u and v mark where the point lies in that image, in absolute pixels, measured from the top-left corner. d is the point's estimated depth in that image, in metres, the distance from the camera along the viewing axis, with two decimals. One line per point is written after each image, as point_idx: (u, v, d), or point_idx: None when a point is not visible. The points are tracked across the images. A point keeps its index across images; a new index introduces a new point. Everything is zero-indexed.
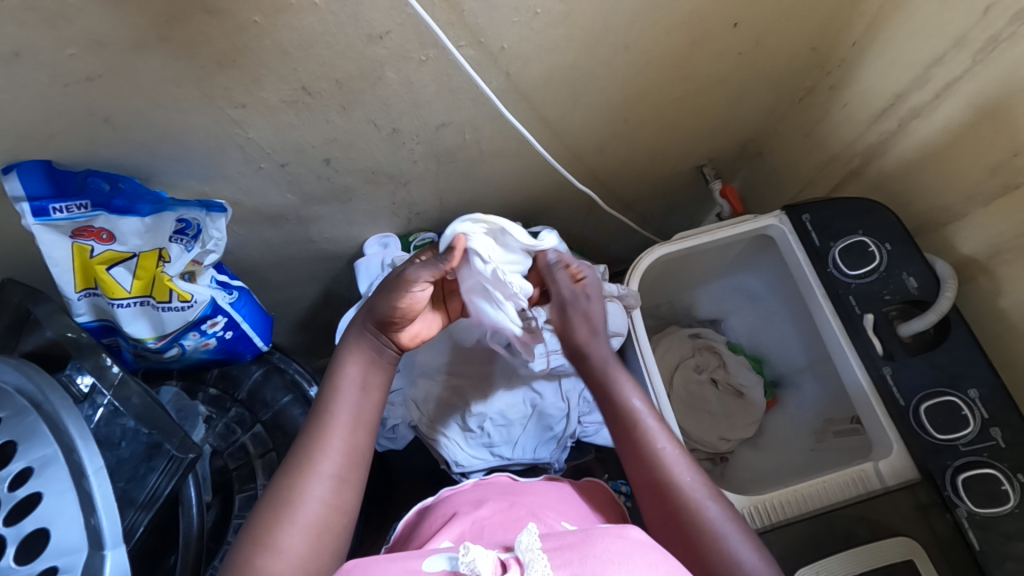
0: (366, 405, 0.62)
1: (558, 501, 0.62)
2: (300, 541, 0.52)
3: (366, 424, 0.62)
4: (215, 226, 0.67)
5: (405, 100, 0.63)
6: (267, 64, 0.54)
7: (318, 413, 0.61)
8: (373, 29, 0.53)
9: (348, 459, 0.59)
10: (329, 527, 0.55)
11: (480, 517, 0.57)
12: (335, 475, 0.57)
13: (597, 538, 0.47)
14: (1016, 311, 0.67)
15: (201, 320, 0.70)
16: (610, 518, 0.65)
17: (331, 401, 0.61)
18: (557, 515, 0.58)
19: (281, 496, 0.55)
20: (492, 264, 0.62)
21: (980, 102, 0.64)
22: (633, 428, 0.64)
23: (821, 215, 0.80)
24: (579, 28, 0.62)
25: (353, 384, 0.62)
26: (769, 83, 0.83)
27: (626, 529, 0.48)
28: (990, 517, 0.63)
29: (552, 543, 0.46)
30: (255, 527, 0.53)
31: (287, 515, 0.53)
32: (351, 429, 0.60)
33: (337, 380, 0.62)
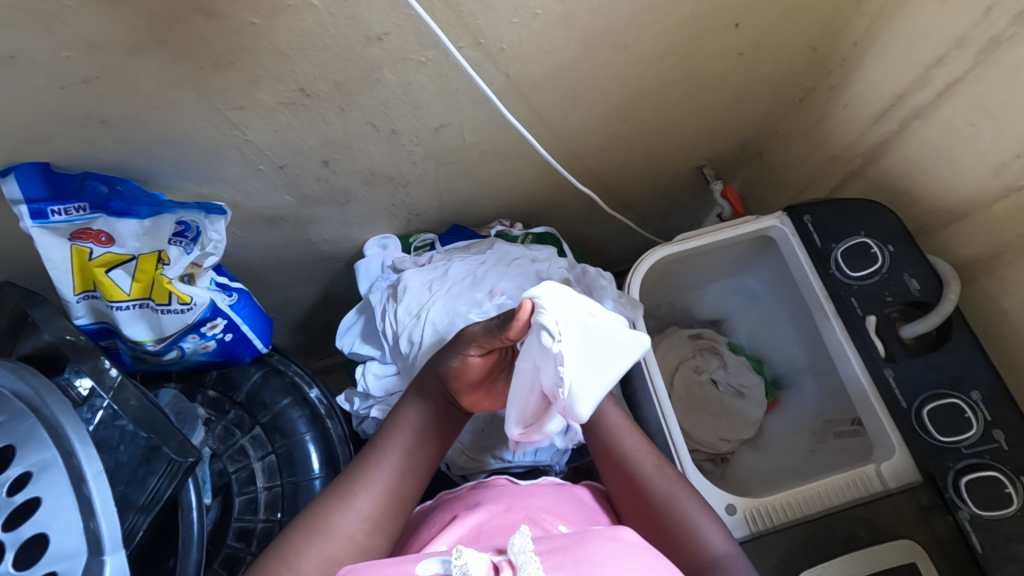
0: (418, 455, 0.63)
1: (557, 504, 0.61)
2: (321, 566, 0.52)
3: (416, 474, 0.62)
4: (215, 228, 0.65)
5: (404, 101, 0.63)
6: (265, 66, 0.53)
7: (368, 450, 0.62)
8: (371, 30, 0.53)
9: (388, 505, 0.58)
10: (350, 563, 0.54)
11: (478, 522, 0.56)
12: (375, 514, 0.57)
13: (590, 540, 0.46)
14: (1018, 313, 0.66)
15: (200, 322, 0.70)
16: (608, 522, 0.64)
17: (384, 442, 0.62)
18: (554, 519, 0.58)
19: (310, 516, 0.55)
20: (557, 342, 0.53)
21: (982, 103, 0.64)
22: (591, 418, 0.71)
23: (823, 216, 0.79)
24: (578, 29, 0.62)
25: (409, 431, 0.64)
26: (770, 83, 0.83)
27: (620, 531, 0.48)
28: (993, 520, 0.63)
29: (544, 546, 0.46)
30: (282, 544, 0.53)
31: (314, 534, 0.54)
32: (399, 476, 0.60)
33: (397, 420, 0.64)
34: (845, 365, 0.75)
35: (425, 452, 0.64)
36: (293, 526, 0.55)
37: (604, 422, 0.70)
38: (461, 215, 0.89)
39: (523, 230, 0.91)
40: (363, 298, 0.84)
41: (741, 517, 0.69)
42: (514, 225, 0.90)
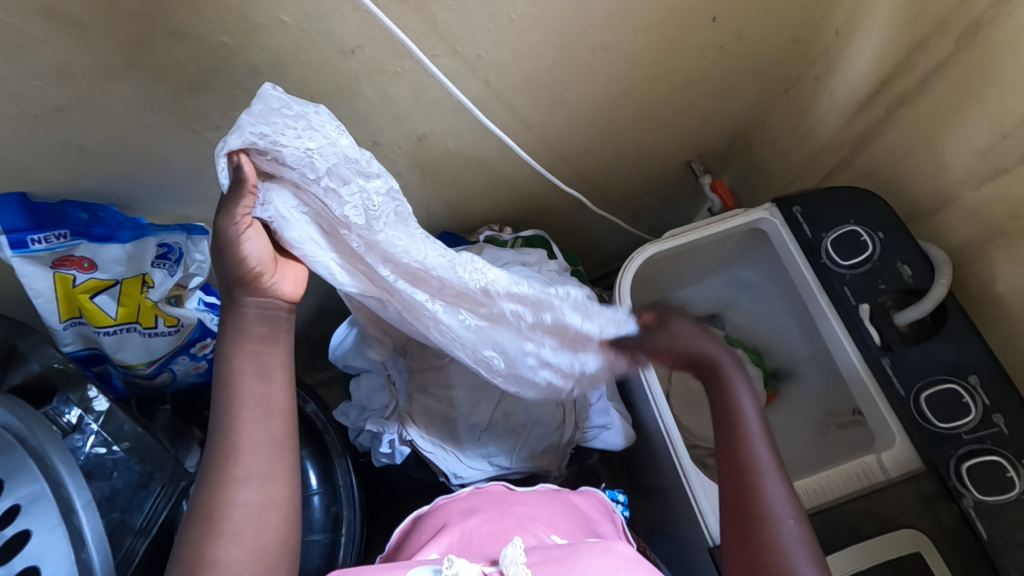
0: (273, 393, 0.54)
1: (549, 509, 0.61)
2: (238, 522, 0.49)
3: (280, 411, 0.54)
4: (199, 248, 0.65)
5: (384, 113, 0.62)
6: (240, 85, 0.53)
7: (217, 411, 0.52)
8: (345, 44, 0.52)
9: (270, 453, 0.52)
10: (264, 523, 0.50)
11: (469, 528, 0.57)
12: (256, 474, 0.51)
13: (582, 551, 0.48)
14: (1013, 296, 0.66)
15: (189, 343, 0.69)
16: (606, 528, 0.64)
17: (233, 399, 0.52)
18: (547, 527, 0.58)
19: (201, 507, 0.49)
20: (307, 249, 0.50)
21: (966, 87, 0.63)
22: (728, 432, 0.59)
23: (813, 208, 0.79)
24: (555, 32, 0.61)
25: (245, 376, 0.52)
26: (754, 75, 0.82)
27: (613, 544, 0.50)
28: (997, 506, 0.63)
29: (537, 557, 0.47)
30: (180, 552, 0.48)
31: (212, 521, 0.49)
32: (262, 423, 0.53)
33: (226, 379, 0.52)
34: (848, 370, 0.74)
35: (279, 385, 0.54)
36: (186, 527, 0.49)
37: (734, 437, 0.58)
38: (450, 222, 0.89)
39: (514, 234, 0.91)
40: None
41: None
42: (504, 229, 0.91)
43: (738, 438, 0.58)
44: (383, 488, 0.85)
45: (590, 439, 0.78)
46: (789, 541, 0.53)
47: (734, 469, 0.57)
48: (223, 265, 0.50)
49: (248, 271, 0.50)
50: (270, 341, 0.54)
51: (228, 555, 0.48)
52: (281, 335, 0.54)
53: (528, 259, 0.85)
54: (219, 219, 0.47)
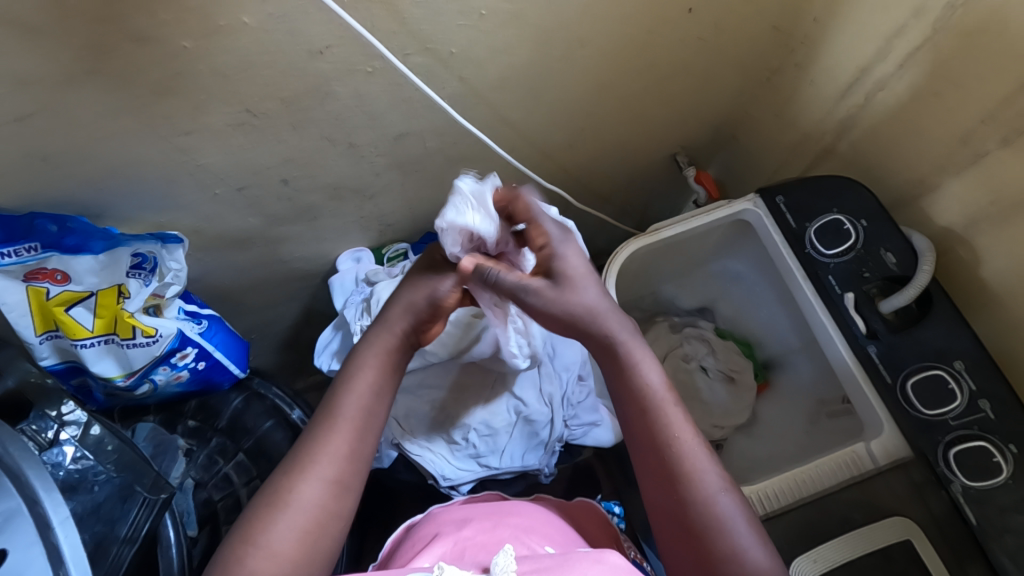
0: (374, 410, 0.57)
1: (544, 519, 0.63)
2: (297, 521, 0.50)
3: (372, 427, 0.57)
4: (173, 257, 0.64)
5: (358, 113, 0.61)
6: (206, 89, 0.52)
7: (323, 410, 0.56)
8: (313, 44, 0.51)
9: (351, 465, 0.54)
10: (324, 529, 0.51)
11: (463, 537, 0.57)
12: (335, 479, 0.53)
13: (574, 562, 0.49)
14: (996, 280, 0.65)
15: (169, 353, 0.68)
16: (598, 542, 0.66)
17: (340, 400, 0.56)
18: (541, 538, 0.58)
19: (274, 492, 0.51)
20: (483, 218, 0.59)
21: (944, 71, 0.63)
22: (646, 408, 0.57)
23: (796, 198, 0.78)
24: (529, 27, 0.60)
25: (364, 381, 0.58)
26: (735, 66, 0.81)
27: (605, 554, 0.50)
28: (985, 491, 0.62)
29: (527, 567, 0.48)
30: (244, 524, 0.50)
31: (281, 506, 0.50)
32: (356, 434, 0.55)
33: (348, 382, 0.58)
34: (837, 363, 0.74)
35: (383, 407, 0.59)
36: (257, 505, 0.51)
37: (653, 411, 0.57)
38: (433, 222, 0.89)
39: None
40: (338, 313, 0.84)
41: None
42: None
43: (657, 416, 0.57)
44: (374, 492, 0.85)
45: (577, 436, 0.78)
46: (724, 511, 0.52)
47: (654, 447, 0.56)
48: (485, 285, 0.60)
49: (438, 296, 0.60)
50: (392, 367, 0.60)
51: (279, 547, 0.48)
52: (400, 364, 0.62)
53: None
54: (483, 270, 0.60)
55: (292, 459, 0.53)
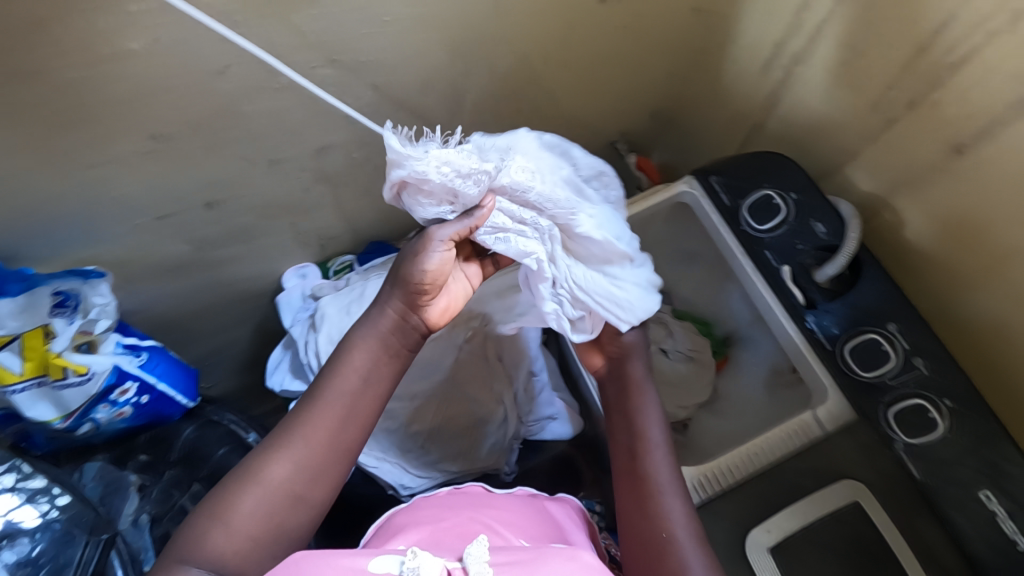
0: (364, 398, 0.56)
1: (519, 516, 0.61)
2: (262, 500, 0.50)
3: (359, 417, 0.56)
4: (97, 292, 0.63)
5: (274, 131, 0.60)
6: (106, 120, 0.51)
7: (308, 392, 0.56)
8: (211, 65, 0.51)
9: (328, 452, 0.54)
10: (292, 513, 0.52)
11: (440, 527, 0.57)
12: (308, 465, 0.53)
13: (549, 557, 0.46)
14: (921, 241, 0.67)
15: (107, 390, 0.66)
16: (578, 537, 0.63)
17: (331, 375, 0.56)
18: (517, 533, 0.58)
19: (249, 462, 0.53)
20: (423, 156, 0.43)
21: (849, 42, 0.64)
22: (638, 450, 0.60)
23: (728, 176, 0.79)
24: (439, 29, 0.60)
25: (359, 360, 0.56)
26: (661, 51, 0.82)
27: (581, 552, 0.47)
28: (926, 446, 0.64)
29: (502, 559, 0.45)
30: (216, 493, 0.51)
31: (252, 479, 0.51)
32: (340, 421, 0.54)
33: (337, 366, 0.56)
34: (780, 334, 0.75)
35: (374, 395, 0.57)
36: (231, 476, 0.52)
37: (640, 446, 0.60)
38: (377, 230, 0.88)
39: None
40: (287, 331, 0.83)
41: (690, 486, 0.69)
42: None
43: (645, 456, 0.59)
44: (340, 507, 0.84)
45: (535, 432, 0.79)
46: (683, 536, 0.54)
47: (633, 474, 0.59)
48: (404, 270, 0.55)
49: (420, 280, 0.54)
50: (391, 353, 0.57)
51: (240, 522, 0.49)
52: (401, 349, 0.58)
53: None
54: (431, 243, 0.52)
55: (273, 436, 0.54)
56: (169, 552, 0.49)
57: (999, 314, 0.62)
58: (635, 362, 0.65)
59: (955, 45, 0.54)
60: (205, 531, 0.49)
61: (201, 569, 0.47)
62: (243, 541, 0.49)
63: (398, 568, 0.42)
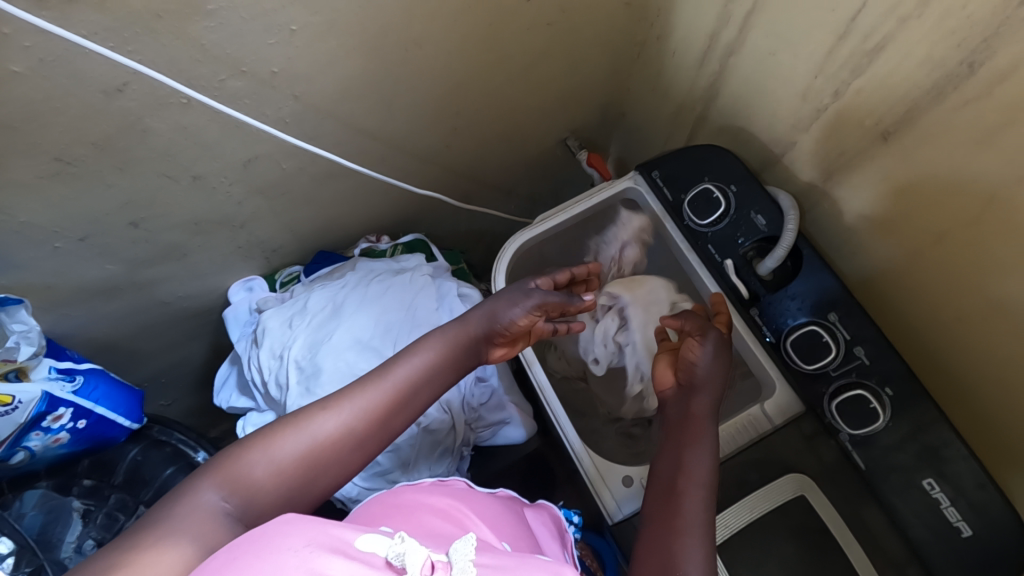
0: (419, 394, 0.56)
1: (499, 517, 0.61)
2: (302, 448, 0.50)
3: (411, 410, 0.55)
4: (16, 319, 0.62)
5: (188, 146, 0.59)
6: (1, 145, 0.50)
7: (379, 368, 0.56)
8: (106, 83, 0.49)
9: (376, 431, 0.53)
10: (321, 471, 0.51)
11: (430, 524, 0.55)
12: (355, 434, 0.52)
13: (530, 568, 0.43)
14: (860, 229, 0.66)
15: (38, 418, 0.65)
16: (552, 548, 0.63)
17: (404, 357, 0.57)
18: (499, 535, 0.57)
19: (310, 407, 0.53)
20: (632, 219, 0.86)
21: (773, 32, 0.63)
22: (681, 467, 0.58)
23: (669, 170, 0.79)
24: (353, 36, 0.58)
25: (426, 358, 0.57)
26: (597, 46, 0.81)
27: (565, 567, 0.44)
28: (868, 435, 0.64)
29: (486, 561, 0.43)
30: (271, 426, 0.51)
31: (305, 425, 0.51)
32: (392, 408, 0.54)
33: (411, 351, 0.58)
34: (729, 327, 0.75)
35: (425, 397, 0.57)
36: (286, 417, 0.52)
37: (685, 465, 0.58)
38: (323, 239, 0.87)
39: (394, 241, 0.90)
40: (234, 346, 0.83)
41: (638, 486, 0.69)
42: (382, 238, 0.90)
43: (686, 475, 0.57)
44: None
45: (487, 438, 0.80)
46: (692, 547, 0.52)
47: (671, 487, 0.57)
48: (493, 319, 0.62)
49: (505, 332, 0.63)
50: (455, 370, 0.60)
51: (281, 461, 0.49)
52: (463, 364, 0.60)
53: (406, 266, 0.82)
54: (513, 310, 0.63)
55: (332, 394, 0.54)
56: (205, 467, 0.48)
57: (936, 298, 0.61)
58: (701, 397, 0.63)
59: (870, 32, 0.53)
60: (244, 456, 0.49)
61: (225, 498, 0.46)
62: (271, 478, 0.48)
63: (385, 551, 0.39)
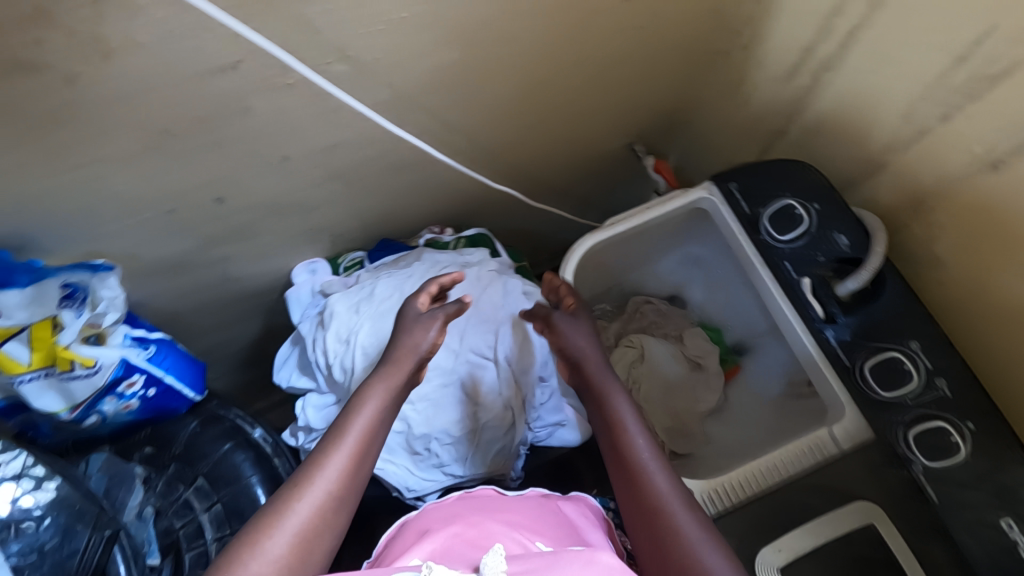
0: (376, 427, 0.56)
1: (531, 518, 0.60)
2: (309, 517, 0.48)
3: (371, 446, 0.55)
4: (105, 285, 0.63)
5: (281, 127, 0.59)
6: (112, 114, 0.50)
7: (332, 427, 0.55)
8: (221, 60, 0.49)
9: (349, 479, 0.51)
10: (311, 542, 0.48)
11: (453, 533, 0.55)
12: (328, 494, 0.50)
13: (563, 563, 0.44)
14: (948, 257, 0.64)
15: (114, 383, 0.67)
16: (594, 537, 0.62)
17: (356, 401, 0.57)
18: (533, 534, 0.57)
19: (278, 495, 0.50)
20: None
21: (881, 50, 0.61)
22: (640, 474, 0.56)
23: (749, 183, 0.77)
24: (454, 27, 0.58)
25: (377, 397, 0.57)
26: (680, 52, 0.80)
27: (598, 553, 0.46)
28: (944, 469, 0.61)
29: (517, 567, 0.44)
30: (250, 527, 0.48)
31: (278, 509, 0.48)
32: (357, 455, 0.53)
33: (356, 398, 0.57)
34: (800, 348, 0.74)
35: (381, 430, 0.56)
36: (260, 516, 0.49)
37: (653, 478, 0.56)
38: (387, 228, 0.87)
39: (456, 235, 0.89)
40: (296, 327, 0.83)
41: (699, 500, 0.68)
42: (445, 230, 0.89)
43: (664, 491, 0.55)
44: None
45: (543, 438, 0.79)
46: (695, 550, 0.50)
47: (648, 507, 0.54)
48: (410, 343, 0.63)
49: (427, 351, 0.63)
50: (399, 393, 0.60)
51: (272, 559, 0.45)
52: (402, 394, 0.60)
53: (470, 260, 0.82)
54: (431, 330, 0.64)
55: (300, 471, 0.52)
56: None
57: None
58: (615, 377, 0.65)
59: (997, 58, 0.52)
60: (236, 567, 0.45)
61: None
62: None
63: None
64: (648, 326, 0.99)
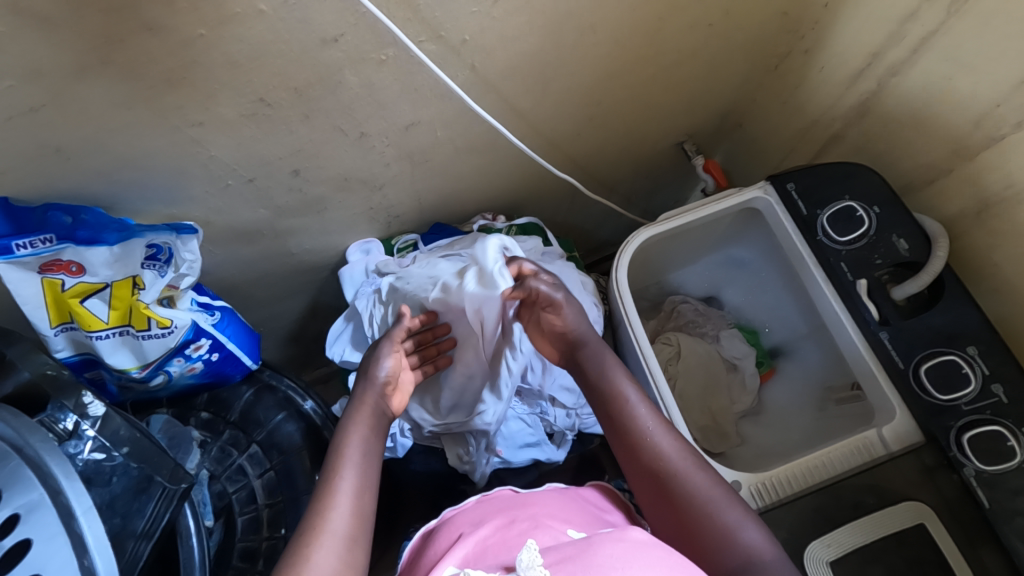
0: (371, 451, 0.59)
1: (555, 506, 0.58)
2: (333, 559, 0.49)
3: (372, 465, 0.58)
4: (187, 248, 0.65)
5: (367, 102, 0.61)
6: (218, 78, 0.51)
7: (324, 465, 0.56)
8: (326, 32, 0.51)
9: (361, 505, 0.54)
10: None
11: (482, 537, 0.52)
12: (346, 530, 0.52)
13: (597, 544, 0.45)
14: (1009, 265, 0.66)
15: (184, 345, 0.69)
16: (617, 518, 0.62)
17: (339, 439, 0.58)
18: (563, 522, 0.55)
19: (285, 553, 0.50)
20: None
21: (956, 57, 0.62)
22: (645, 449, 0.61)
23: (807, 183, 0.78)
24: (541, 14, 0.59)
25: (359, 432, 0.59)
26: (743, 52, 0.81)
27: (627, 532, 0.47)
28: (998, 475, 0.62)
29: (551, 558, 0.44)
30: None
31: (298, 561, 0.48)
32: (359, 475, 0.56)
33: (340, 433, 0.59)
34: (850, 349, 0.74)
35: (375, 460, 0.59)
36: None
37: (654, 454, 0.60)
38: (441, 212, 0.88)
39: (508, 222, 0.90)
40: (349, 305, 0.84)
41: (747, 493, 0.69)
42: (498, 218, 0.90)
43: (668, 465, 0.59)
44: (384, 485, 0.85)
45: (589, 425, 0.81)
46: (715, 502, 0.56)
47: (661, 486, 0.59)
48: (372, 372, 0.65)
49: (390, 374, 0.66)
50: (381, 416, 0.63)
51: None
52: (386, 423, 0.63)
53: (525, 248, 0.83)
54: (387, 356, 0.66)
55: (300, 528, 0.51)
56: None
57: None
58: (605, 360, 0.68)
59: None
60: None
61: None
62: None
63: None
64: (685, 326, 0.99)
